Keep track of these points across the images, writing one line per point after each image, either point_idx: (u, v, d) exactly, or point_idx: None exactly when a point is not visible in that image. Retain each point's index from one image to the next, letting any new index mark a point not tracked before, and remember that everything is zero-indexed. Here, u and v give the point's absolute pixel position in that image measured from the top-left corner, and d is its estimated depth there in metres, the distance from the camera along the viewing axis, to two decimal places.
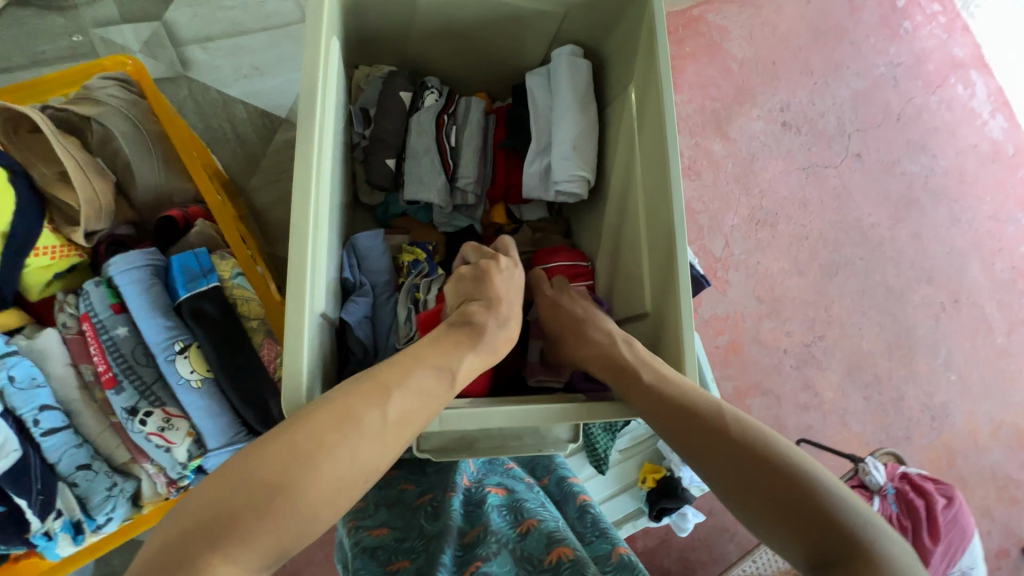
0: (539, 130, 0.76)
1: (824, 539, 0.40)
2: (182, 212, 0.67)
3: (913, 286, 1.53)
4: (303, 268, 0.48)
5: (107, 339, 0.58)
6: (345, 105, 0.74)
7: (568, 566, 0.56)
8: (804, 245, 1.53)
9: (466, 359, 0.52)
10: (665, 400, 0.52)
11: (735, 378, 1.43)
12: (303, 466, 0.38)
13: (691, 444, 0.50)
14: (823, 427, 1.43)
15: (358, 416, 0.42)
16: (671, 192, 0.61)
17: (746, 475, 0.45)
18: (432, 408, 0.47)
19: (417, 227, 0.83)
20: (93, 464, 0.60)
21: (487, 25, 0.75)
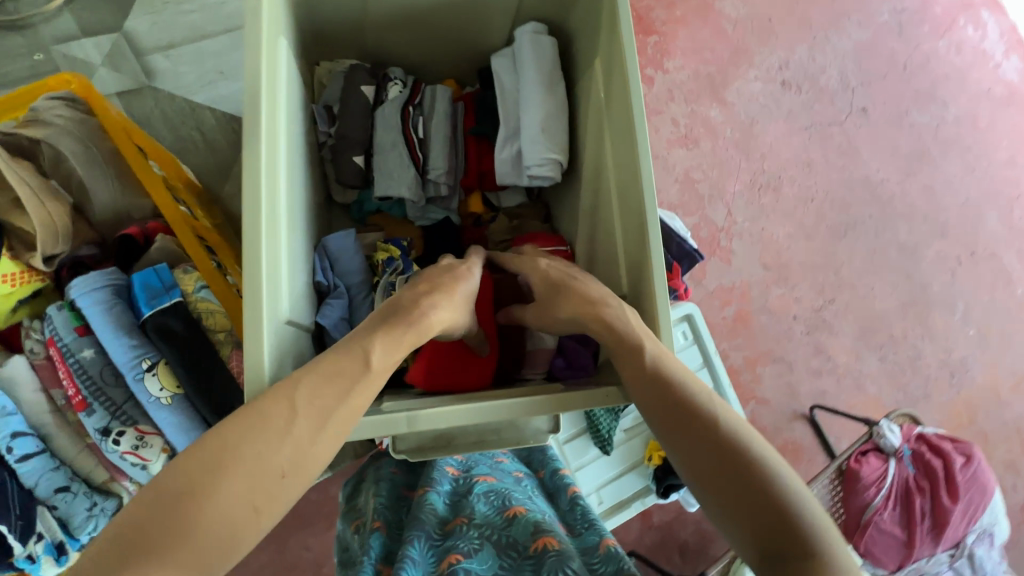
0: (507, 116, 0.74)
1: (782, 545, 0.41)
2: (140, 229, 0.67)
3: (928, 242, 1.49)
4: (258, 279, 0.47)
5: (73, 362, 0.59)
6: (306, 105, 0.72)
7: (553, 556, 0.56)
8: (810, 207, 1.48)
9: (386, 340, 0.48)
10: (662, 385, 0.50)
11: (745, 348, 1.40)
12: (212, 476, 0.36)
13: (674, 428, 0.48)
14: (837, 391, 1.40)
15: (274, 415, 0.40)
16: (641, 170, 0.59)
17: (727, 476, 0.44)
18: (350, 389, 0.44)
19: (392, 223, 0.82)
20: (71, 486, 0.63)
21: (445, 10, 0.73)
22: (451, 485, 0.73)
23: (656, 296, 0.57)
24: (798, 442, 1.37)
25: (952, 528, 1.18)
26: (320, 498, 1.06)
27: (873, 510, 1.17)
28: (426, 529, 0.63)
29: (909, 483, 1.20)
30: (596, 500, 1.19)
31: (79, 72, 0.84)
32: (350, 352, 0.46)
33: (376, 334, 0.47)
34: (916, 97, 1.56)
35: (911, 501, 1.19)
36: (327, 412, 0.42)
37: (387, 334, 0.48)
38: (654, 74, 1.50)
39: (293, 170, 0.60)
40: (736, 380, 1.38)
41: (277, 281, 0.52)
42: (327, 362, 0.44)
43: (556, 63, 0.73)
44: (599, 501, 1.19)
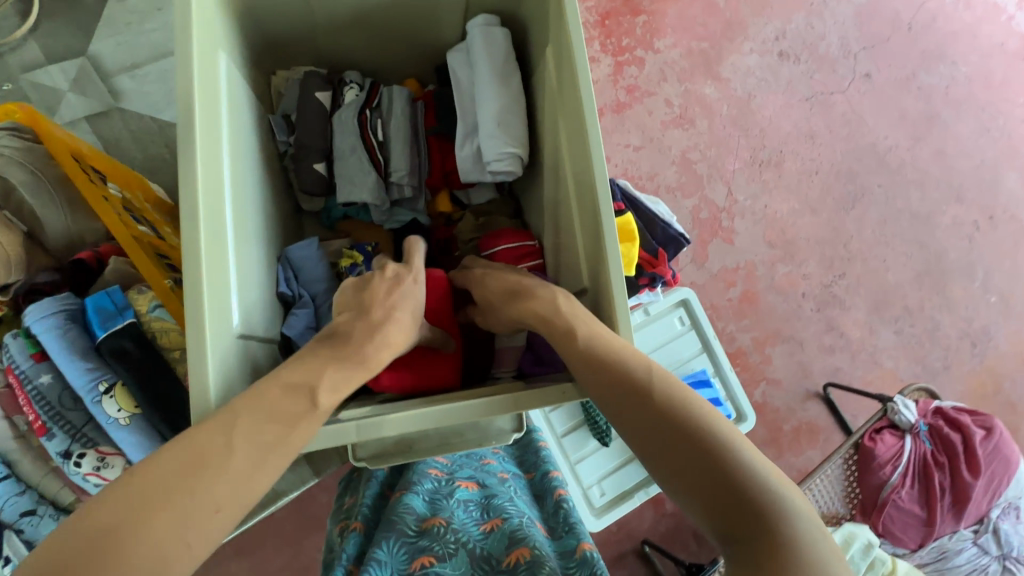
0: (464, 114, 0.73)
1: (736, 516, 0.39)
2: (92, 253, 0.72)
3: (942, 208, 1.63)
4: (199, 296, 0.47)
5: (32, 389, 0.62)
6: (263, 115, 0.72)
7: (525, 567, 0.56)
8: (815, 179, 1.59)
9: (332, 371, 0.49)
10: (600, 367, 0.50)
11: (753, 329, 1.49)
12: (146, 509, 0.36)
13: (621, 408, 0.48)
14: (852, 367, 1.51)
15: (215, 448, 0.40)
16: (593, 160, 0.58)
17: (672, 453, 0.43)
18: (295, 424, 0.45)
19: (360, 228, 0.81)
20: (37, 509, 0.68)
21: (395, 9, 0.71)
22: (434, 484, 0.72)
23: (614, 291, 0.56)
24: (814, 421, 1.46)
25: (974, 501, 1.20)
26: (327, 498, 1.10)
27: (891, 488, 1.20)
28: (401, 528, 0.63)
29: (926, 459, 1.23)
30: (599, 491, 1.21)
31: (47, 99, 0.87)
32: (296, 390, 0.46)
33: (326, 367, 0.48)
34: (923, 57, 1.68)
35: (929, 477, 1.22)
36: (268, 449, 0.42)
37: (336, 368, 0.49)
38: (645, 56, 1.54)
39: (241, 184, 0.60)
40: (745, 362, 1.48)
41: (224, 296, 0.52)
42: (271, 397, 0.45)
43: (510, 56, 0.71)
44: (601, 492, 1.20)
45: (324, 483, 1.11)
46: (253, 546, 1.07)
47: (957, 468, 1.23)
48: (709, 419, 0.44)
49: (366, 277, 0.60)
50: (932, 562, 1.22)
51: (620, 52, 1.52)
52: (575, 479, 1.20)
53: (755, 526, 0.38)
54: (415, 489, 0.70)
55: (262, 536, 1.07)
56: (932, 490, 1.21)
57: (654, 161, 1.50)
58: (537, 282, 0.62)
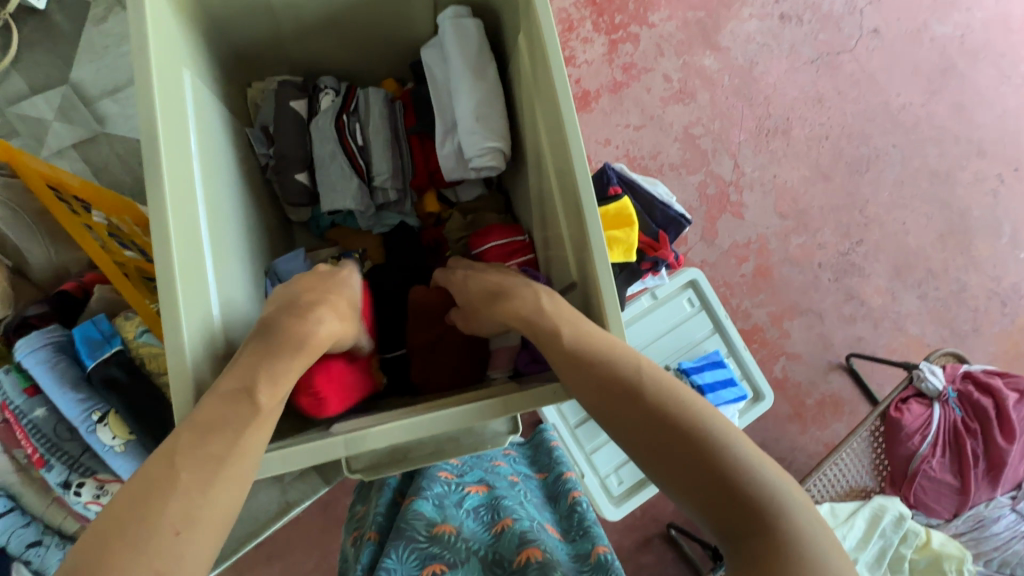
0: (442, 111, 0.71)
1: (733, 516, 0.39)
2: (77, 283, 0.74)
3: (962, 163, 1.56)
4: (176, 322, 0.46)
5: (27, 422, 0.64)
6: (240, 129, 0.72)
7: (536, 567, 0.55)
8: (825, 145, 1.53)
9: (267, 370, 0.48)
10: (587, 369, 0.48)
11: (769, 304, 1.45)
12: (101, 553, 0.35)
13: (611, 410, 0.46)
14: (875, 336, 1.46)
15: (159, 475, 0.39)
16: (572, 150, 0.55)
17: (668, 456, 0.43)
18: (237, 429, 0.44)
19: (349, 236, 0.81)
20: (43, 540, 0.72)
21: (362, 10, 0.70)
22: (443, 488, 0.71)
23: (602, 285, 0.54)
24: (838, 394, 1.43)
25: (1009, 467, 1.16)
26: (343, 501, 1.11)
27: (921, 458, 1.16)
28: (412, 533, 0.62)
29: (957, 426, 1.19)
30: (617, 481, 1.20)
31: (35, 130, 0.89)
32: (233, 396, 0.45)
33: (258, 366, 0.47)
34: (935, 6, 1.60)
35: (961, 444, 1.18)
36: (217, 461, 0.41)
37: (269, 363, 0.49)
38: (640, 31, 1.49)
39: (218, 203, 0.59)
40: (762, 338, 1.44)
41: (205, 318, 0.51)
42: (207, 411, 0.43)
43: (484, 47, 0.69)
44: (619, 481, 1.19)
45: (339, 488, 1.12)
46: (272, 554, 1.08)
47: (990, 434, 1.18)
48: (702, 419, 0.43)
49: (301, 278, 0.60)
50: (969, 531, 1.18)
51: (613, 29, 1.47)
52: (591, 470, 1.19)
53: (756, 527, 0.38)
54: (424, 494, 0.69)
55: (288, 543, 1.09)
56: (965, 457, 1.17)
57: (656, 139, 1.46)
58: (519, 282, 0.60)
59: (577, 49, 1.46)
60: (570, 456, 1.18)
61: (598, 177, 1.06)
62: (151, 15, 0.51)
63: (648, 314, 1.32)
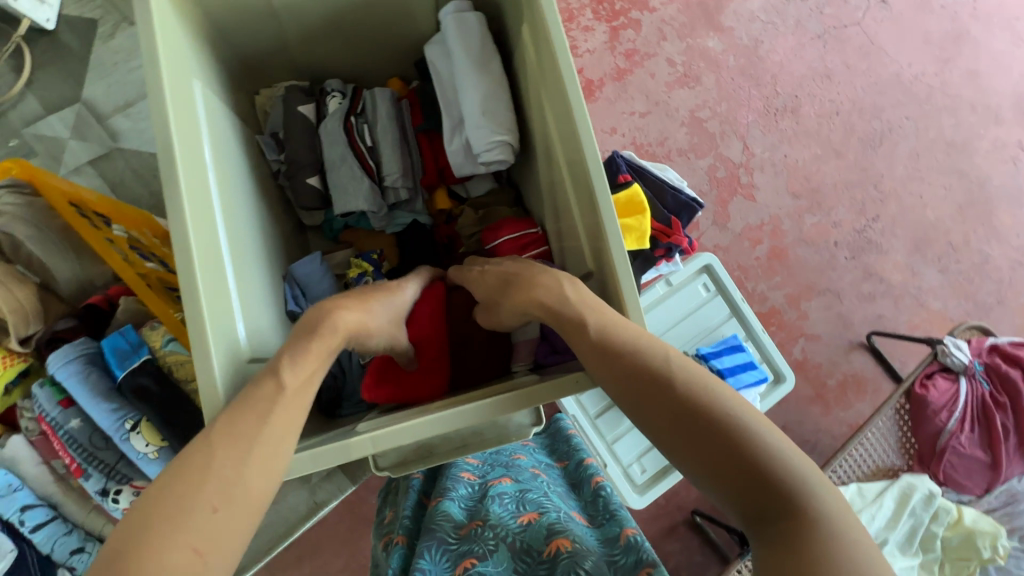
0: (449, 108, 0.71)
1: (761, 501, 0.39)
2: (103, 296, 0.76)
3: (980, 132, 1.53)
4: (201, 328, 0.47)
5: (64, 433, 0.66)
6: (251, 136, 0.72)
7: (566, 557, 0.55)
8: (836, 121, 1.50)
9: (289, 355, 0.49)
10: (615, 357, 0.48)
11: (786, 286, 1.43)
12: (144, 527, 0.36)
13: (638, 398, 0.46)
14: (895, 313, 1.44)
15: (196, 454, 0.40)
16: (582, 137, 0.55)
17: (696, 444, 0.42)
18: (266, 410, 0.44)
19: (363, 237, 0.81)
20: (85, 546, 0.74)
21: (365, 11, 0.70)
22: (468, 490, 0.73)
23: (618, 272, 0.54)
24: (860, 373, 1.41)
25: None
26: (368, 500, 1.12)
27: (949, 434, 1.15)
28: (442, 535, 0.63)
29: (985, 400, 1.18)
30: (639, 469, 1.21)
31: (51, 149, 0.91)
32: (259, 379, 0.47)
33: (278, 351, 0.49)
34: None
35: (990, 418, 1.17)
36: (246, 438, 0.42)
37: (293, 347, 0.49)
38: (641, 17, 1.47)
39: (234, 210, 0.60)
40: (781, 321, 1.42)
41: (229, 323, 0.52)
42: (238, 397, 0.45)
43: (488, 42, 0.69)
44: (642, 470, 1.20)
45: (363, 488, 1.13)
46: (300, 555, 1.10)
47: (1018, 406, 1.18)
48: (729, 406, 0.43)
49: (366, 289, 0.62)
50: (1001, 506, 1.17)
51: (614, 16, 1.46)
52: (613, 459, 1.21)
53: (785, 512, 0.38)
54: (451, 496, 0.71)
55: (318, 541, 1.10)
56: (995, 431, 1.16)
57: (663, 125, 1.45)
58: (537, 270, 0.60)
59: (578, 39, 1.45)
60: (592, 446, 1.19)
61: (607, 165, 1.06)
62: (160, 28, 0.52)
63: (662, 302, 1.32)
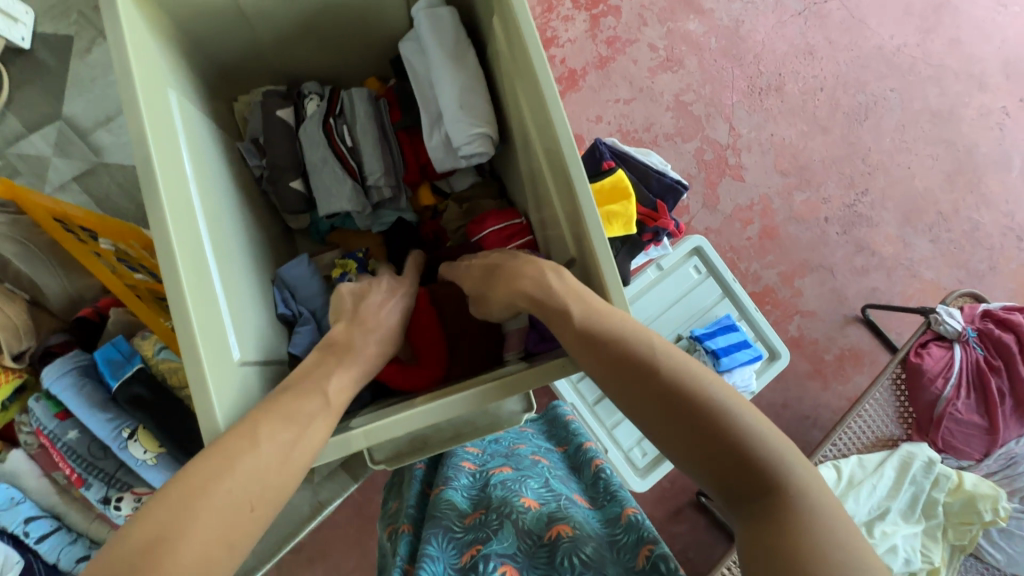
0: (426, 104, 0.72)
1: (741, 480, 0.41)
2: (94, 309, 0.77)
3: (965, 100, 1.53)
4: (191, 335, 0.48)
5: (62, 445, 0.68)
6: (230, 144, 0.73)
7: (568, 543, 0.56)
8: (820, 97, 1.50)
9: (335, 376, 0.51)
10: (597, 344, 0.49)
11: (779, 264, 1.44)
12: (182, 511, 0.37)
13: (620, 384, 0.47)
14: (888, 285, 1.45)
15: (238, 445, 0.42)
16: (556, 126, 0.56)
17: (678, 428, 0.44)
18: (311, 423, 0.46)
19: (349, 237, 0.82)
20: (90, 554, 0.75)
21: (337, 13, 0.70)
22: (469, 478, 0.73)
23: (600, 260, 0.55)
24: (857, 346, 1.42)
25: None
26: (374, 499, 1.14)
27: (946, 402, 1.22)
28: (446, 524, 0.64)
29: (980, 365, 1.25)
30: (641, 453, 1.24)
31: (36, 168, 0.91)
32: (306, 392, 0.49)
33: (331, 371, 0.51)
34: None
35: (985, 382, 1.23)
36: (291, 445, 0.44)
37: (336, 368, 0.52)
38: (620, 3, 1.47)
39: (218, 217, 0.61)
40: (775, 299, 1.43)
41: (218, 329, 0.53)
42: (283, 402, 0.47)
43: (461, 36, 0.69)
44: (643, 453, 1.24)
45: (368, 487, 1.14)
46: (310, 556, 1.11)
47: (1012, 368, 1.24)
48: (709, 388, 0.44)
49: (362, 290, 0.63)
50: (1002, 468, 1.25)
51: (593, 4, 1.46)
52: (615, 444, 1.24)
53: (764, 491, 0.40)
54: (453, 485, 0.71)
55: (326, 542, 1.12)
56: (992, 395, 1.23)
57: (649, 111, 1.45)
58: (516, 260, 0.61)
59: (558, 29, 1.45)
60: (593, 432, 1.21)
61: (590, 152, 1.08)
62: (132, 40, 0.52)
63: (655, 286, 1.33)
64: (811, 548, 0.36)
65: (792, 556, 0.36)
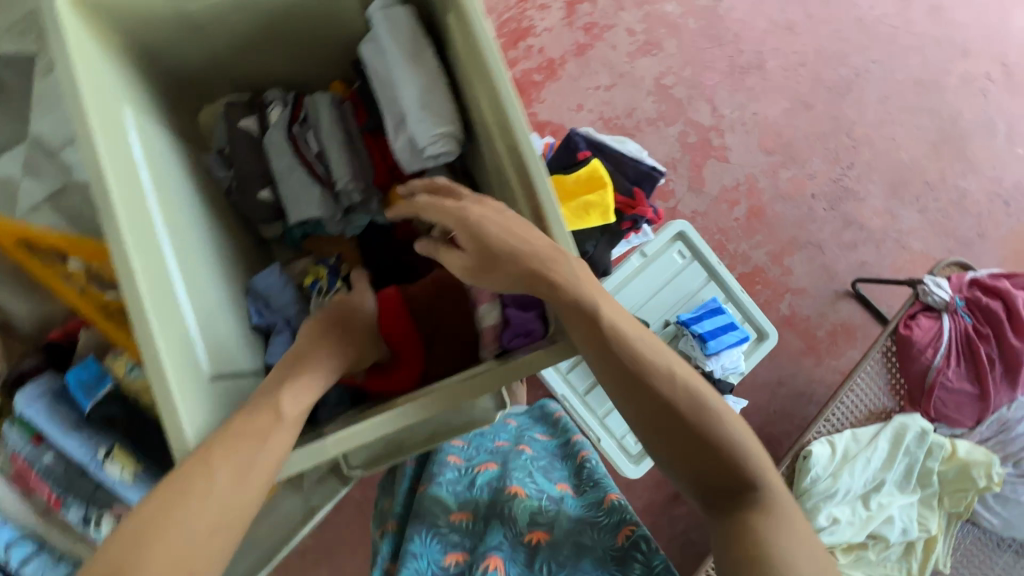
0: (387, 103, 0.72)
1: (725, 488, 0.50)
2: (63, 332, 0.76)
3: (948, 68, 1.52)
4: (155, 352, 0.48)
5: (37, 469, 0.69)
6: (195, 156, 0.73)
7: (547, 550, 0.59)
8: (802, 73, 1.49)
9: (291, 390, 0.51)
10: (620, 356, 0.52)
11: (767, 243, 1.44)
12: (139, 548, 0.39)
13: (635, 395, 0.52)
14: (878, 258, 1.46)
15: (192, 475, 0.43)
16: (512, 126, 0.57)
17: (680, 440, 0.51)
18: (265, 441, 0.46)
19: (324, 244, 0.82)
20: None
21: (293, 18, 0.70)
22: (455, 473, 0.73)
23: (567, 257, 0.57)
24: (848, 321, 1.43)
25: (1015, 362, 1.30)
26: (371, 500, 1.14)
27: (936, 371, 1.32)
28: (431, 520, 0.64)
29: (969, 334, 1.34)
30: (633, 439, 1.27)
31: (6, 190, 0.90)
32: (259, 409, 0.48)
33: (283, 386, 0.50)
34: None
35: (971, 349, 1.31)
36: (244, 467, 0.44)
37: (293, 382, 0.52)
38: None
39: (184, 231, 0.61)
40: (765, 278, 1.43)
41: (186, 344, 0.53)
42: (236, 422, 0.46)
43: (417, 33, 0.69)
44: (636, 439, 1.27)
45: (365, 489, 1.15)
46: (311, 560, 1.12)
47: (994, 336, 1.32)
48: (713, 410, 0.52)
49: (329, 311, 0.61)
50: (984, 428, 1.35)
51: None
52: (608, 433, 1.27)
53: (741, 498, 0.50)
54: (438, 480, 0.71)
55: (326, 545, 1.13)
56: (981, 363, 1.32)
57: (630, 96, 1.44)
58: (541, 244, 0.54)
59: (534, 18, 1.43)
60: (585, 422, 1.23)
61: (564, 144, 1.07)
62: (80, 61, 0.52)
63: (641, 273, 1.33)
64: (773, 546, 0.47)
65: (760, 557, 0.46)
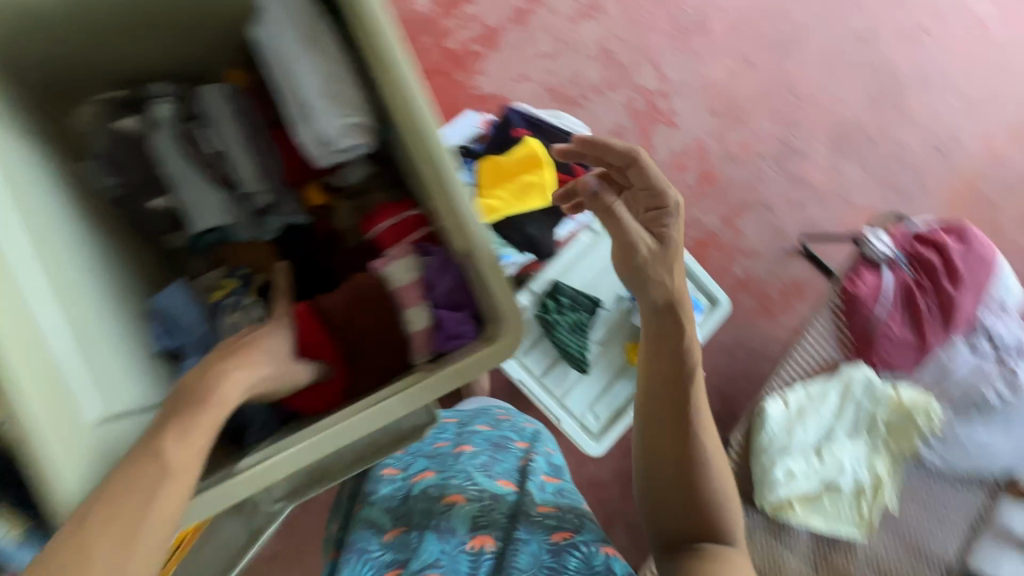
0: (286, 92, 0.64)
1: (692, 524, 0.66)
2: None
3: (879, 22, 1.60)
4: (22, 398, 0.43)
5: None
6: (65, 165, 0.65)
7: (488, 559, 0.63)
8: (748, 33, 1.55)
9: (179, 430, 0.45)
10: (674, 392, 0.68)
11: (719, 208, 1.50)
12: None
13: (666, 425, 0.68)
14: (824, 214, 1.54)
15: (65, 558, 0.38)
16: (420, 125, 0.54)
17: (678, 475, 0.66)
18: (154, 494, 0.42)
19: (237, 251, 0.73)
20: None
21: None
22: (391, 487, 0.75)
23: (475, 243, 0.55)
24: (798, 278, 1.52)
25: (958, 309, 1.39)
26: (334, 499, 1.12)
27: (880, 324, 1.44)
28: (369, 540, 0.67)
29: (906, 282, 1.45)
30: (594, 418, 1.28)
31: None
32: (138, 459, 0.43)
33: (167, 428, 0.45)
34: None
35: (915, 301, 1.42)
36: (128, 531, 0.40)
37: (180, 421, 0.46)
38: None
39: (56, 249, 0.56)
40: (719, 243, 1.49)
41: (62, 386, 0.48)
42: (118, 480, 0.42)
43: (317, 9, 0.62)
44: (596, 417, 1.27)
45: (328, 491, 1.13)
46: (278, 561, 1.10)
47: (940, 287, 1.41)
48: (715, 473, 0.67)
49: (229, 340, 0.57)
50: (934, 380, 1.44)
51: None
52: (568, 413, 1.27)
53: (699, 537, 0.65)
54: (373, 499, 0.73)
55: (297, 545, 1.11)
56: (920, 311, 1.43)
57: (576, 64, 1.45)
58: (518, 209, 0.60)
59: None
60: (544, 404, 1.24)
61: (500, 122, 1.04)
62: None
63: (590, 251, 1.30)
64: None
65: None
